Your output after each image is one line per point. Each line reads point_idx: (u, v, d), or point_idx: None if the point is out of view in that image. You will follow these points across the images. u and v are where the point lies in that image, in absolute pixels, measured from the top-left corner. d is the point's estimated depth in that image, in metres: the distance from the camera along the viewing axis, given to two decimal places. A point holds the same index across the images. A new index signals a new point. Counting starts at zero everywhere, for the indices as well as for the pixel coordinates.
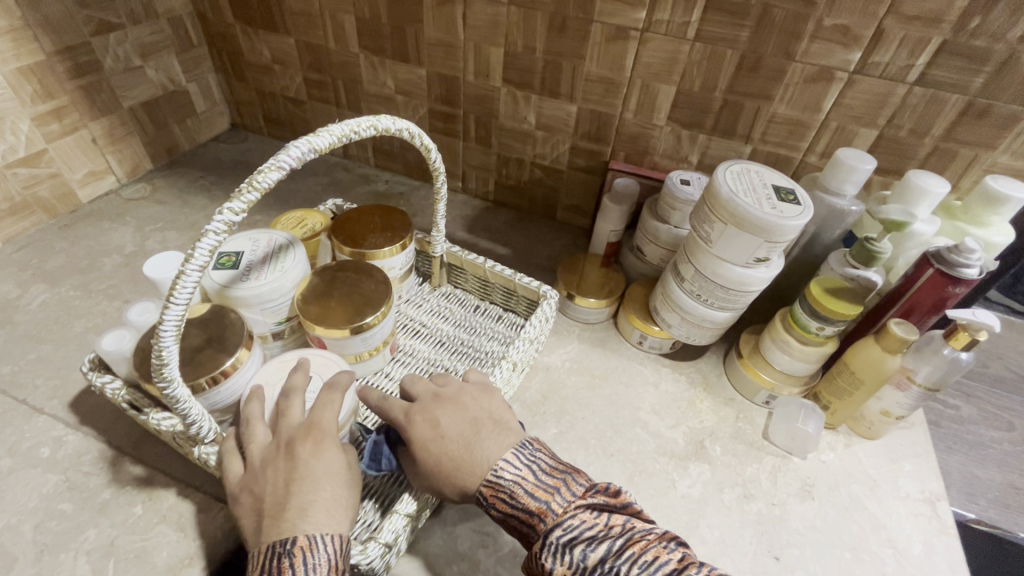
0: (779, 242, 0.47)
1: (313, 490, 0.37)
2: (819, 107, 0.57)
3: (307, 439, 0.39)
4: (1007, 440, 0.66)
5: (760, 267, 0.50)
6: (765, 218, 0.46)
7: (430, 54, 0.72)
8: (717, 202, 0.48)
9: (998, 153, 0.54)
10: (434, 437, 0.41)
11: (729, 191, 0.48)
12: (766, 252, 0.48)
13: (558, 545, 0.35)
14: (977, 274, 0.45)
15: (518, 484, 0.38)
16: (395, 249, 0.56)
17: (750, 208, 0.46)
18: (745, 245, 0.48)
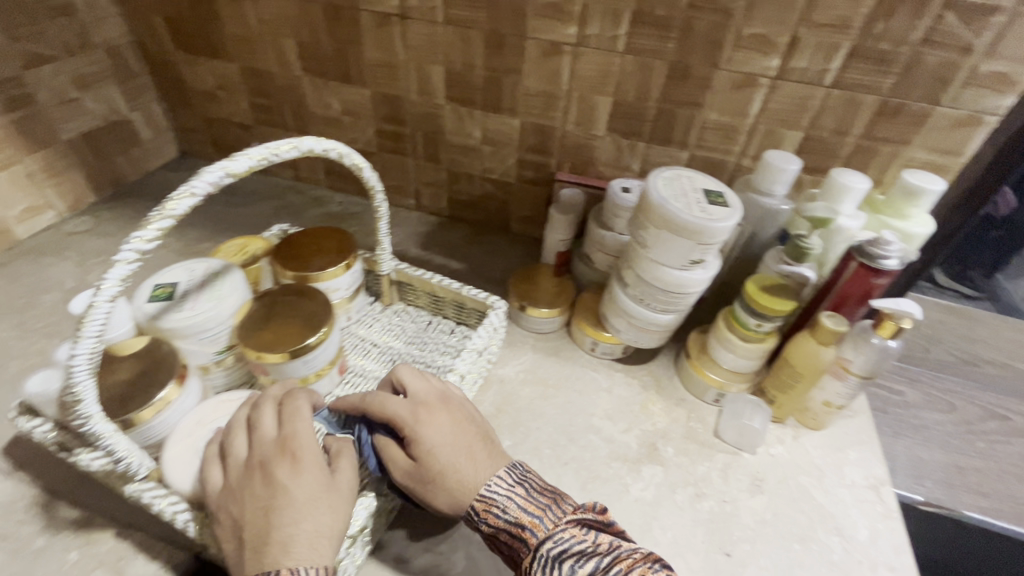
0: (711, 244, 0.49)
1: (296, 520, 0.36)
2: (747, 112, 0.60)
3: (286, 460, 0.39)
4: (950, 422, 0.69)
5: (697, 268, 0.51)
6: (694, 221, 0.47)
7: (373, 75, 0.73)
8: (649, 208, 0.50)
9: (913, 149, 0.56)
10: (426, 449, 0.42)
11: (660, 197, 0.49)
12: (700, 254, 0.50)
13: (551, 557, 0.36)
14: (897, 265, 0.48)
15: (510, 499, 0.39)
16: (339, 270, 0.56)
17: (681, 212, 0.48)
18: (679, 248, 0.50)
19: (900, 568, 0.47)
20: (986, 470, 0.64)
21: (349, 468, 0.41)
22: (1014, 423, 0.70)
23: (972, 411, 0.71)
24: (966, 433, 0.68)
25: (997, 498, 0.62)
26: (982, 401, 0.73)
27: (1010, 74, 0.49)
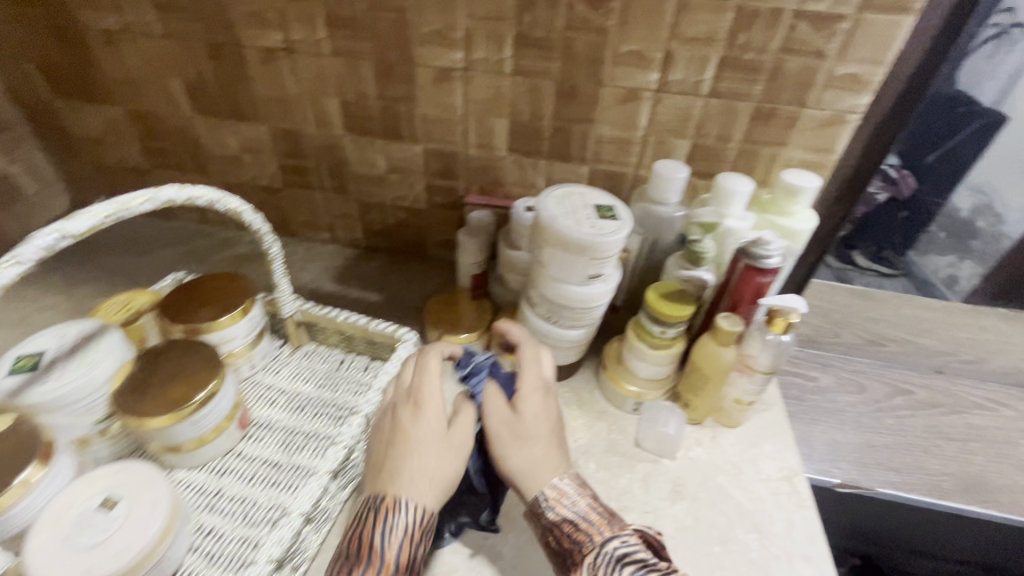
0: (604, 258, 0.50)
1: (415, 458, 0.41)
2: (637, 124, 0.61)
3: (410, 405, 0.44)
4: (861, 402, 0.72)
5: (595, 283, 0.52)
6: (583, 237, 0.48)
7: (267, 111, 0.71)
8: (542, 227, 0.51)
9: (791, 149, 0.59)
10: (533, 412, 0.46)
11: (551, 215, 0.50)
12: (596, 269, 0.51)
13: (615, 555, 0.38)
14: (779, 262, 0.50)
15: (581, 497, 0.42)
16: (235, 316, 0.54)
17: (570, 229, 0.49)
18: (574, 265, 0.50)
19: (815, 557, 0.49)
20: (895, 445, 0.68)
21: (470, 411, 0.46)
22: (918, 396, 0.74)
23: (880, 389, 0.75)
24: (876, 411, 0.71)
25: (906, 471, 0.65)
26: (889, 377, 0.77)
27: (862, 75, 0.53)
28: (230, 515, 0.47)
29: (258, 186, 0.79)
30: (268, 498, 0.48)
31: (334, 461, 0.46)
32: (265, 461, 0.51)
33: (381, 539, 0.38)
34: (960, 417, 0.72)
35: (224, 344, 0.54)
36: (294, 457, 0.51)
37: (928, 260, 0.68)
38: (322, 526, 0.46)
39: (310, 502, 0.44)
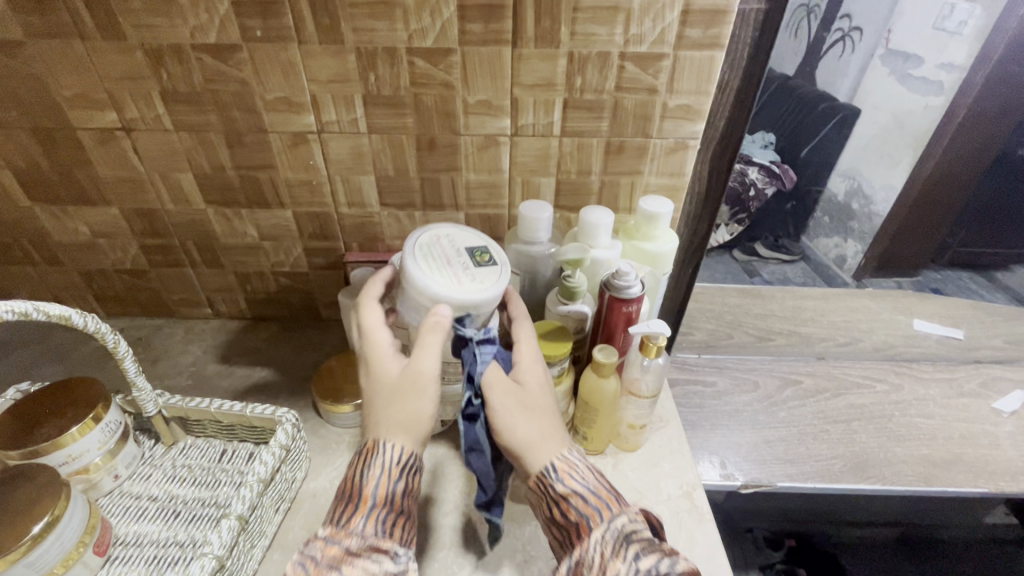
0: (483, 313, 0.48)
1: (387, 404, 0.42)
2: (500, 168, 0.62)
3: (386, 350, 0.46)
4: (755, 399, 0.77)
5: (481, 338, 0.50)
6: (457, 295, 0.47)
7: (116, 192, 0.66)
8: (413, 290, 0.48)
9: (646, 176, 0.62)
10: (536, 382, 0.47)
11: (421, 277, 0.47)
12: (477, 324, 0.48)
13: (625, 530, 0.39)
14: (641, 290, 0.52)
15: (590, 473, 0.43)
16: (86, 426, 0.49)
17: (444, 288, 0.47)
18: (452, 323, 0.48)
19: (716, 570, 0.50)
20: (788, 437, 0.72)
21: (430, 354, 0.43)
22: (805, 385, 0.79)
23: (771, 383, 0.79)
24: (769, 406, 0.76)
25: (800, 461, 0.69)
26: (778, 371, 0.82)
27: (693, 105, 0.57)
28: None
29: (121, 269, 0.74)
30: None
31: None
32: None
33: (362, 478, 0.41)
34: (842, 399, 0.77)
35: (77, 460, 0.49)
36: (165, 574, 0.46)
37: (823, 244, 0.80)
38: None
39: None
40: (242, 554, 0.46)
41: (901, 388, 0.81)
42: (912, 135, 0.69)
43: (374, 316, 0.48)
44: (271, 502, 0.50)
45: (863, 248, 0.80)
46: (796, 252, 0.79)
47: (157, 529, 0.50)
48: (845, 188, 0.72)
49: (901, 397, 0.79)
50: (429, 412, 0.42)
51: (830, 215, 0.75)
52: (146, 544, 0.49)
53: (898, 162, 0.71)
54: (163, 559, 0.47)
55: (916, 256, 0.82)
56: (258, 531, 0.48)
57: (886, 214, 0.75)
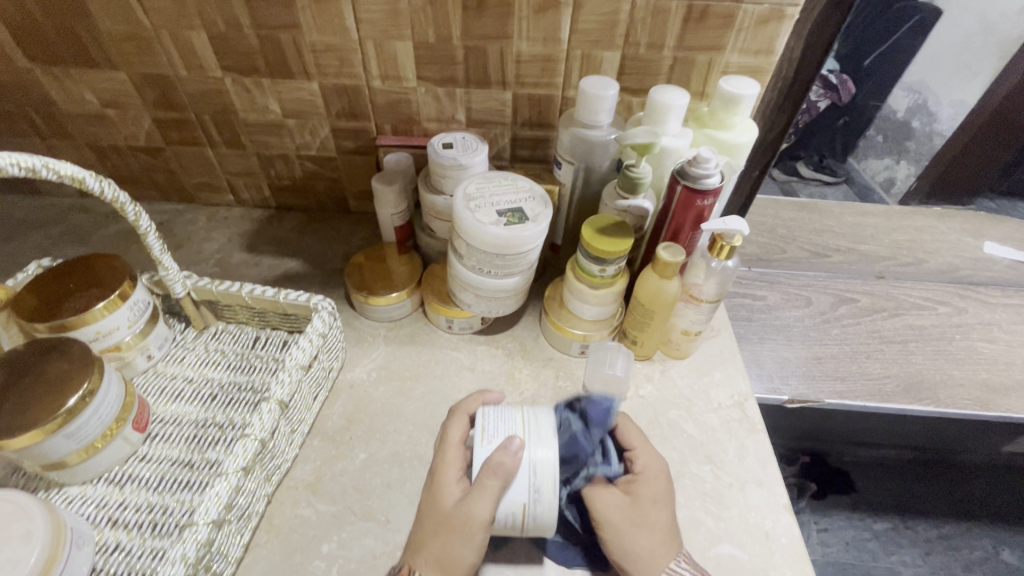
0: (529, 519, 0.40)
1: (430, 534, 0.40)
2: (559, 37, 0.53)
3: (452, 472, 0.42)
4: (807, 315, 0.72)
5: (493, 521, 0.40)
6: (544, 486, 0.40)
7: (121, 52, 0.58)
8: (523, 425, 0.42)
9: (728, 54, 0.52)
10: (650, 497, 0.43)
11: (554, 425, 0.43)
12: (514, 510, 0.40)
13: None
14: (718, 182, 0.46)
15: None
16: (111, 303, 0.46)
17: (549, 449, 0.41)
18: (515, 483, 0.40)
19: (767, 480, 0.48)
20: (840, 355, 0.68)
21: (484, 499, 0.39)
22: (861, 303, 0.74)
23: (826, 300, 0.74)
24: (821, 323, 0.71)
25: (851, 379, 0.66)
26: (834, 287, 0.76)
27: None
28: (135, 528, 0.41)
29: (136, 146, 0.68)
30: (180, 504, 0.43)
31: (244, 457, 0.39)
32: (172, 462, 0.45)
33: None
34: (900, 319, 0.73)
35: (107, 337, 0.47)
36: (207, 453, 0.46)
37: (863, 164, 0.78)
38: (245, 526, 0.42)
39: (219, 506, 0.37)
40: (285, 439, 0.45)
41: (965, 311, 0.75)
42: (996, 44, 0.65)
43: (456, 430, 0.45)
44: (311, 392, 0.49)
45: (916, 171, 0.80)
46: (841, 173, 0.79)
47: (196, 411, 0.49)
48: (906, 104, 0.70)
49: (963, 321, 0.74)
50: (469, 561, 0.39)
51: (884, 133, 0.74)
52: (186, 423, 0.48)
53: (976, 71, 0.68)
54: (204, 440, 0.47)
55: (978, 175, 0.80)
56: (298, 421, 0.47)
57: (949, 134, 0.74)
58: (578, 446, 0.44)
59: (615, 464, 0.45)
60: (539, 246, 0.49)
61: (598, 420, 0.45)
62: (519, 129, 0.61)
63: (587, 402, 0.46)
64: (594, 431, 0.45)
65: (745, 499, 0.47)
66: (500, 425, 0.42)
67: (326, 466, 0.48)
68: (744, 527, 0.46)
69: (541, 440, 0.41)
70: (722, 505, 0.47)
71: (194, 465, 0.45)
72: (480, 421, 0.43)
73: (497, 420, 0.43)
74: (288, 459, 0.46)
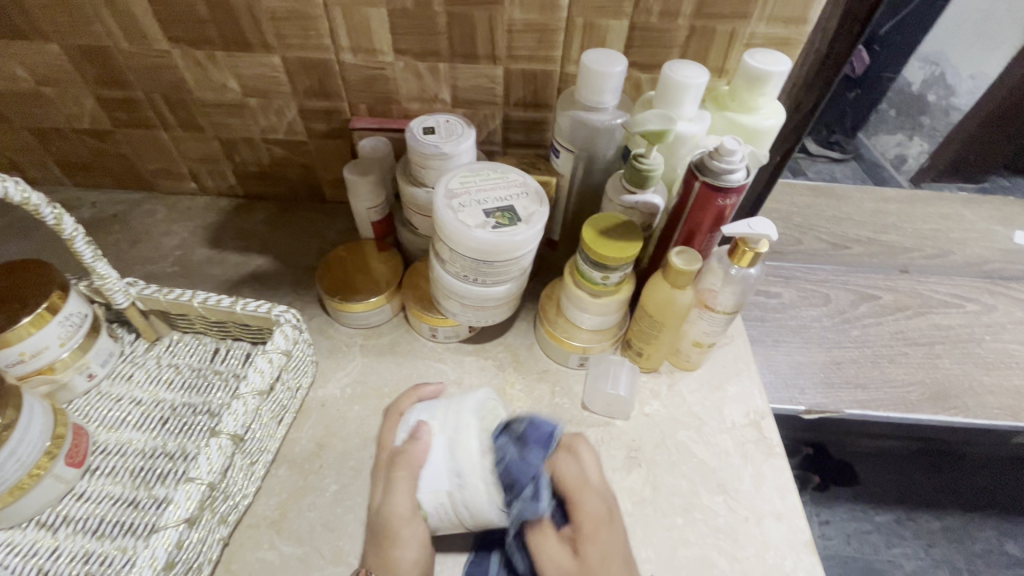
0: (464, 511, 0.36)
1: (373, 545, 0.38)
2: (558, 3, 0.45)
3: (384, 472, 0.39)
4: (825, 315, 0.66)
5: (425, 516, 0.37)
6: (466, 470, 0.35)
7: (48, 19, 0.49)
8: (444, 410, 0.39)
9: (754, 24, 0.45)
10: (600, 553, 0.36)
11: (477, 403, 0.38)
12: (442, 501, 0.36)
13: None
14: (743, 178, 0.40)
15: None
16: (37, 321, 0.39)
17: (469, 439, 0.36)
18: (428, 470, 0.36)
19: (786, 513, 0.43)
20: (861, 359, 0.63)
21: (404, 494, 0.36)
22: (884, 300, 0.68)
23: (845, 297, 0.68)
24: (841, 324, 0.66)
25: (873, 386, 0.61)
26: (855, 282, 0.70)
27: None
28: None
29: (80, 129, 0.60)
30: (121, 552, 0.37)
31: (188, 506, 0.34)
32: (114, 502, 0.40)
33: None
34: (926, 319, 0.67)
35: (35, 359, 0.40)
36: (155, 489, 0.40)
37: (875, 139, 0.70)
38: None
39: (156, 568, 0.32)
40: (242, 474, 0.40)
41: (995, 309, 0.70)
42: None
43: (390, 428, 0.42)
44: (275, 415, 0.43)
45: (930, 147, 0.72)
46: (849, 150, 0.71)
47: (144, 440, 0.43)
48: (921, 77, 0.62)
49: (993, 321, 0.68)
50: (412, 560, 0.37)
51: (897, 107, 0.66)
52: (133, 454, 0.42)
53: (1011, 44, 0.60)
54: (153, 474, 0.41)
55: (994, 157, 0.73)
56: (258, 451, 0.41)
57: (968, 109, 0.67)
58: (518, 473, 0.35)
59: (547, 505, 0.36)
60: (533, 250, 0.43)
61: (538, 444, 0.37)
62: (511, 110, 0.54)
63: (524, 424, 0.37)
64: (531, 453, 0.36)
65: (762, 535, 0.43)
66: (421, 416, 0.39)
67: (292, 501, 0.42)
68: (761, 570, 0.41)
69: (458, 421, 0.37)
70: (737, 544, 0.42)
71: (140, 505, 0.40)
72: (405, 415, 0.40)
73: (421, 411, 0.40)
74: (247, 495, 0.41)
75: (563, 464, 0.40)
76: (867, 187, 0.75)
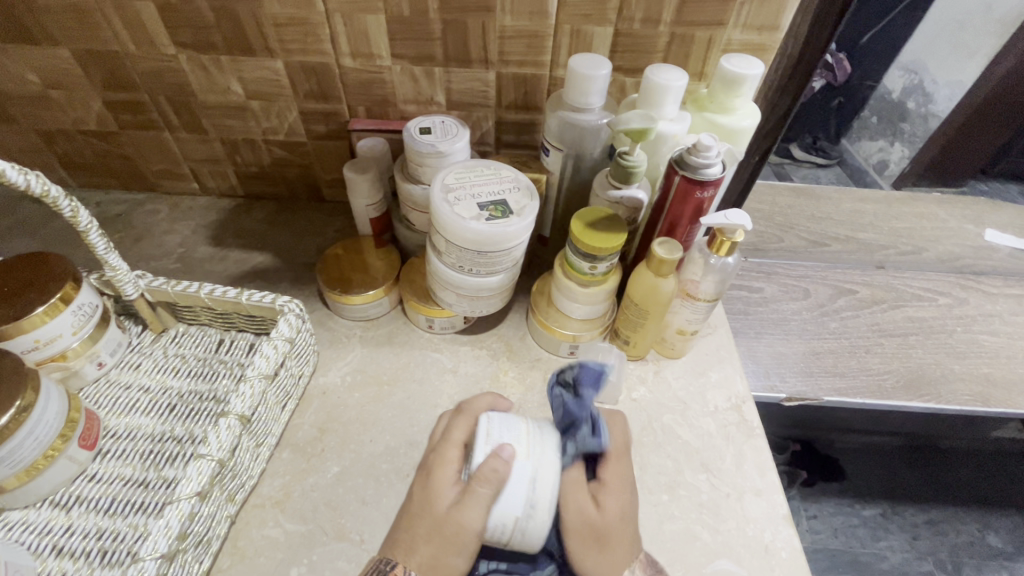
0: (520, 536, 0.36)
1: (425, 544, 0.36)
2: (546, 10, 0.48)
3: (451, 487, 0.37)
4: (804, 309, 0.69)
5: (483, 531, 0.36)
6: (541, 503, 0.36)
7: (60, 26, 0.51)
8: (529, 436, 0.38)
9: (729, 31, 0.48)
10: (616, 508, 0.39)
11: (558, 441, 0.39)
12: (505, 522, 0.36)
13: None
14: (719, 172, 0.43)
15: None
16: (53, 309, 0.41)
17: (553, 469, 0.37)
18: (507, 493, 0.35)
19: (765, 489, 0.46)
20: (839, 350, 0.65)
21: (477, 510, 0.35)
22: (861, 295, 0.71)
23: (824, 292, 0.71)
24: (820, 317, 0.68)
25: (851, 375, 0.64)
26: (834, 278, 0.73)
27: None
28: (82, 557, 0.38)
29: (87, 131, 0.62)
30: (133, 528, 0.39)
31: (199, 480, 0.36)
32: (125, 482, 0.42)
33: None
34: (900, 312, 0.70)
35: (49, 346, 0.42)
36: (164, 470, 0.42)
37: (857, 146, 0.74)
38: (205, 551, 0.38)
39: (170, 538, 0.34)
40: (249, 456, 0.42)
41: (966, 303, 0.73)
42: (997, 21, 0.62)
43: (462, 431, 0.40)
44: (280, 398, 0.45)
45: (910, 152, 0.75)
46: (833, 155, 0.73)
47: (154, 426, 0.45)
48: (902, 84, 0.66)
49: (964, 313, 0.72)
50: (463, 572, 0.35)
51: (878, 114, 0.69)
52: (143, 439, 0.44)
53: (976, 52, 0.64)
54: (163, 457, 0.43)
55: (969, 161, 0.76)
56: (263, 436, 0.43)
57: (945, 117, 0.70)
58: (573, 412, 0.41)
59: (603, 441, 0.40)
60: (524, 241, 0.45)
61: (590, 385, 0.43)
62: (503, 112, 0.57)
63: (579, 369, 0.44)
64: (585, 397, 0.42)
65: (743, 510, 0.45)
66: (504, 432, 0.38)
67: (295, 482, 0.44)
68: (742, 541, 0.43)
69: (546, 459, 0.37)
70: (718, 517, 0.44)
71: (151, 486, 0.41)
72: (480, 424, 0.38)
73: (502, 427, 0.38)
74: (253, 476, 0.43)
75: (614, 423, 0.43)
76: (848, 189, 0.78)
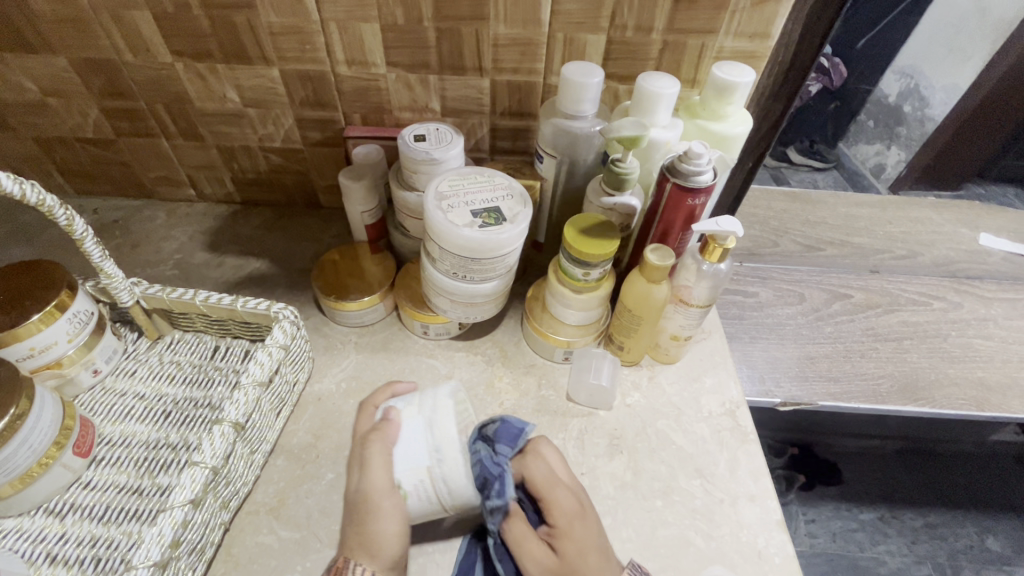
0: (443, 485, 0.37)
1: (352, 526, 0.38)
2: (539, 18, 0.48)
3: (356, 466, 0.39)
4: (800, 313, 0.69)
5: (404, 494, 0.37)
6: (443, 445, 0.37)
7: (58, 35, 0.52)
8: (419, 398, 0.40)
9: (721, 38, 0.48)
10: (574, 547, 0.38)
11: (452, 390, 0.41)
12: (422, 477, 0.37)
13: None
14: (710, 180, 0.43)
15: None
16: (48, 317, 0.41)
17: (446, 416, 0.39)
18: (402, 446, 0.38)
19: (760, 495, 0.46)
20: (834, 355, 0.66)
21: (382, 470, 0.37)
22: (856, 299, 0.72)
23: (820, 296, 0.71)
24: (815, 321, 0.69)
25: (845, 379, 0.64)
26: (829, 282, 0.73)
27: None
28: (75, 565, 0.38)
29: (84, 138, 0.62)
30: (127, 536, 0.39)
31: (193, 488, 0.36)
32: (119, 489, 0.42)
33: None
34: (896, 316, 0.70)
35: (44, 354, 0.42)
36: (158, 478, 0.42)
37: (853, 149, 0.76)
38: (198, 559, 0.38)
39: (163, 546, 0.34)
40: (243, 463, 0.42)
41: (961, 307, 0.73)
42: (988, 26, 0.62)
43: (367, 419, 0.42)
44: (276, 403, 0.45)
45: (907, 155, 0.78)
46: (830, 158, 0.76)
47: (150, 433, 0.45)
48: (898, 88, 0.67)
49: (959, 317, 0.72)
50: (395, 532, 0.37)
51: (875, 117, 0.71)
52: (138, 446, 0.44)
53: (969, 56, 0.65)
54: (158, 464, 0.43)
55: (961, 166, 0.79)
56: (257, 444, 0.44)
57: (942, 121, 0.72)
58: (486, 473, 0.40)
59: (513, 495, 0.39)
60: (517, 248, 0.46)
61: (507, 440, 0.42)
62: (498, 119, 0.57)
63: (495, 425, 0.43)
64: (501, 449, 0.42)
65: (736, 515, 0.45)
66: (395, 402, 0.41)
67: (290, 488, 0.45)
68: (736, 547, 0.43)
69: (436, 407, 0.39)
70: (712, 524, 0.44)
71: (146, 493, 0.42)
72: (381, 406, 0.42)
73: (397, 400, 0.41)
74: (247, 483, 0.43)
75: (534, 467, 0.42)
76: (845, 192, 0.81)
